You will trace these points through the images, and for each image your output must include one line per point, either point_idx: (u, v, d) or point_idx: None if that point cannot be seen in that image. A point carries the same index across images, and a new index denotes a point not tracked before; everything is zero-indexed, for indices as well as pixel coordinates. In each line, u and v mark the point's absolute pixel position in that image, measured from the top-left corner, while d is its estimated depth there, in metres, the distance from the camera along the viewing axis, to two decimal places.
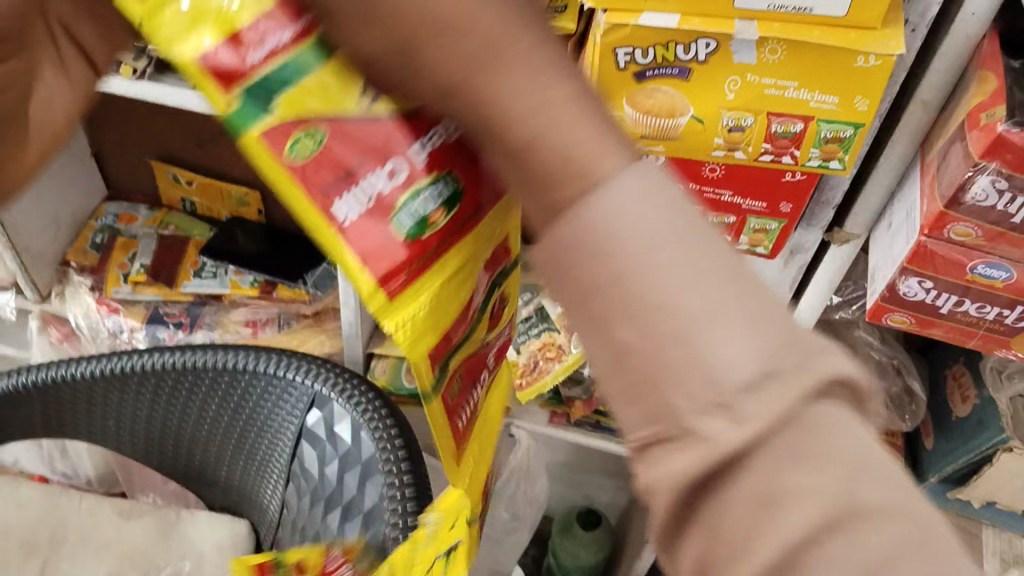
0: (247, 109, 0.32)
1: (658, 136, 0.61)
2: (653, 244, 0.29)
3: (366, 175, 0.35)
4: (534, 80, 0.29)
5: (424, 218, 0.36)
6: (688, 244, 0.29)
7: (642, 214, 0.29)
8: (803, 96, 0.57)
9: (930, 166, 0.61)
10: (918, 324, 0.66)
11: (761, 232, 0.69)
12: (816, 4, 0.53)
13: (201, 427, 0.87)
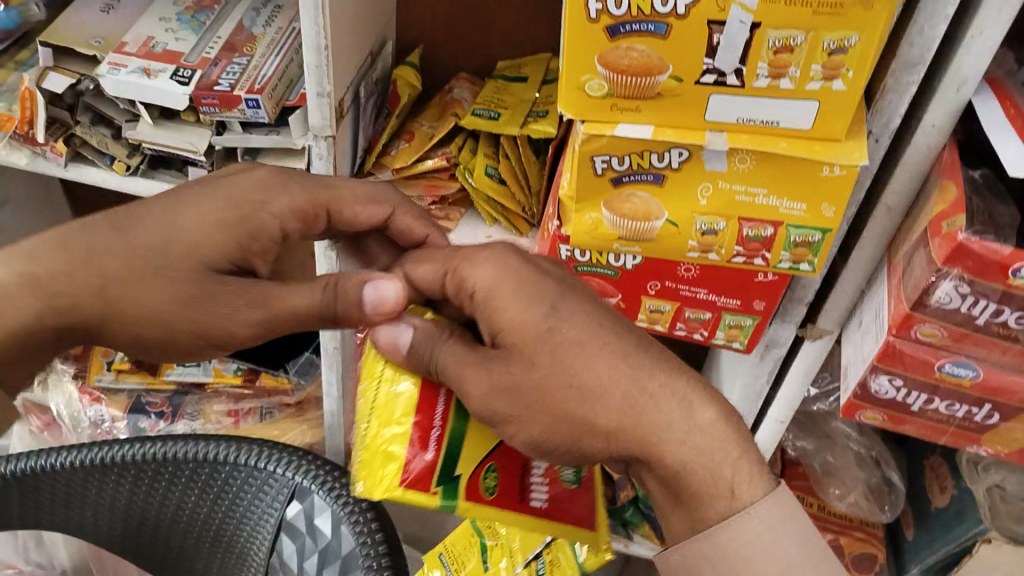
0: (449, 496, 0.54)
1: (634, 238, 0.64)
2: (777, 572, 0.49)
3: (535, 485, 0.58)
4: (678, 427, 0.49)
5: (575, 475, 0.60)
6: (789, 564, 0.49)
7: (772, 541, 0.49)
8: (773, 203, 0.60)
9: (897, 268, 0.63)
10: (891, 421, 0.68)
11: (736, 328, 0.71)
12: (781, 118, 0.56)
13: (178, 517, 0.83)
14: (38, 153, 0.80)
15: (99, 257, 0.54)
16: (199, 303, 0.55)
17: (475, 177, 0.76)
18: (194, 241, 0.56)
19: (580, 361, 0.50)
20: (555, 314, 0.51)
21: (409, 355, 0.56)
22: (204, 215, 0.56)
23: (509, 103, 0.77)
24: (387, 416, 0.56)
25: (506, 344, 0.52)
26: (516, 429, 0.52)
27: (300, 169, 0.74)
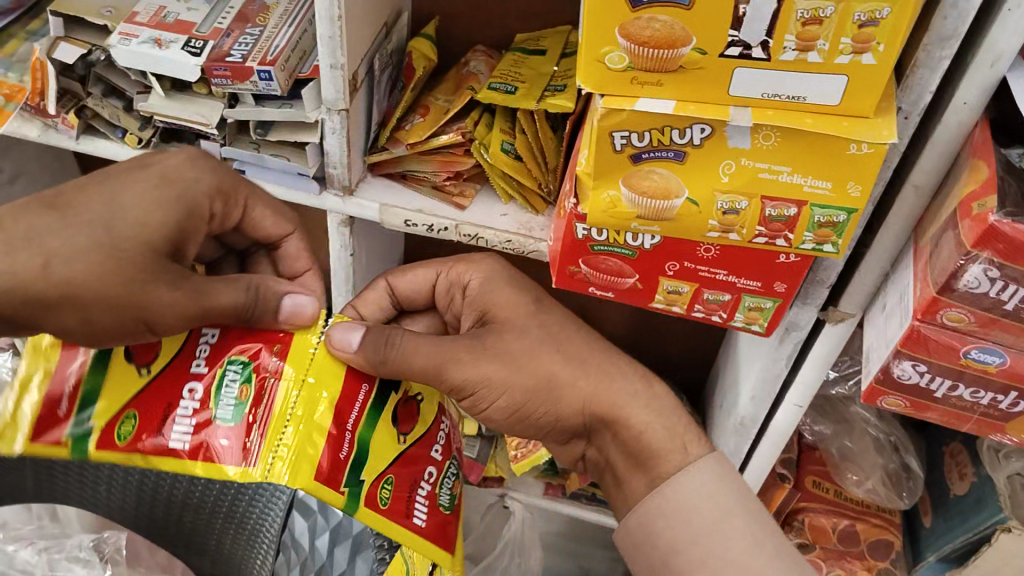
0: (353, 500, 0.60)
1: (653, 217, 0.62)
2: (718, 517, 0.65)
3: (423, 490, 0.65)
4: (633, 396, 0.69)
5: (451, 491, 0.69)
6: (729, 509, 0.65)
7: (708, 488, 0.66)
8: (797, 181, 0.58)
9: (924, 251, 0.61)
10: (913, 407, 0.66)
11: (756, 310, 0.69)
12: (808, 93, 0.55)
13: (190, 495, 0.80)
14: (49, 125, 0.78)
15: (41, 236, 0.56)
16: (144, 285, 0.57)
17: (491, 153, 0.75)
18: (137, 220, 0.58)
19: (559, 347, 0.68)
20: (539, 304, 0.71)
21: (362, 350, 0.62)
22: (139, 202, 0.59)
23: (525, 76, 0.76)
24: (310, 416, 0.59)
25: (497, 321, 0.70)
26: (500, 393, 0.66)
27: (312, 143, 0.72)
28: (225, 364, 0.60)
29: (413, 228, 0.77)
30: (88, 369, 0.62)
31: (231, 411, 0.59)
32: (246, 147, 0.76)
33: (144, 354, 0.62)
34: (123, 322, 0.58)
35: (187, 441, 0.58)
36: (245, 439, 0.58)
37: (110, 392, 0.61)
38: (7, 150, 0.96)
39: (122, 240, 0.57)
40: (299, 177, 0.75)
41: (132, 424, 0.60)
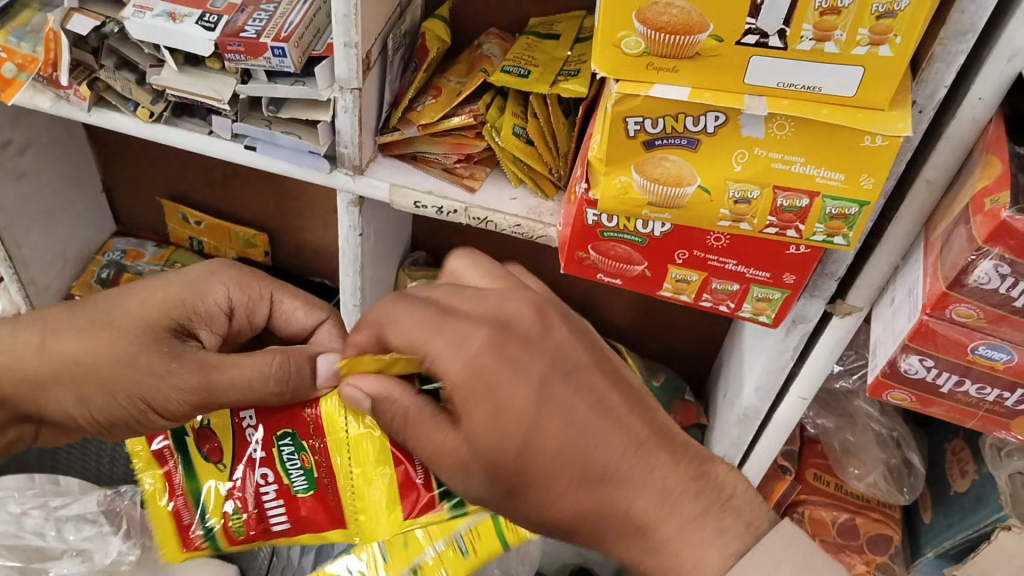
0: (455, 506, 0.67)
1: (664, 204, 0.62)
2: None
3: None
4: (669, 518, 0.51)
5: None
6: None
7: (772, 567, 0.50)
8: (809, 172, 0.58)
9: (934, 247, 0.61)
10: (919, 402, 0.66)
11: (763, 301, 0.69)
12: (824, 84, 0.55)
13: None
14: (61, 96, 0.78)
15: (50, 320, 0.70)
16: (132, 361, 0.66)
17: (503, 136, 0.74)
18: (135, 311, 0.68)
19: (554, 468, 0.50)
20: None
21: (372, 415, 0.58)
22: (145, 313, 0.68)
23: (538, 60, 0.75)
24: (367, 463, 0.68)
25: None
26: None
27: (324, 121, 0.72)
28: (279, 443, 0.70)
29: (422, 209, 0.77)
30: (184, 476, 0.71)
31: (304, 480, 0.70)
32: (258, 123, 0.76)
33: (217, 454, 0.71)
34: (126, 398, 0.67)
35: (286, 516, 0.70)
36: (328, 499, 0.69)
37: (207, 494, 0.71)
38: (17, 121, 0.96)
39: (119, 320, 0.68)
40: (310, 155, 0.75)
41: (237, 517, 0.70)
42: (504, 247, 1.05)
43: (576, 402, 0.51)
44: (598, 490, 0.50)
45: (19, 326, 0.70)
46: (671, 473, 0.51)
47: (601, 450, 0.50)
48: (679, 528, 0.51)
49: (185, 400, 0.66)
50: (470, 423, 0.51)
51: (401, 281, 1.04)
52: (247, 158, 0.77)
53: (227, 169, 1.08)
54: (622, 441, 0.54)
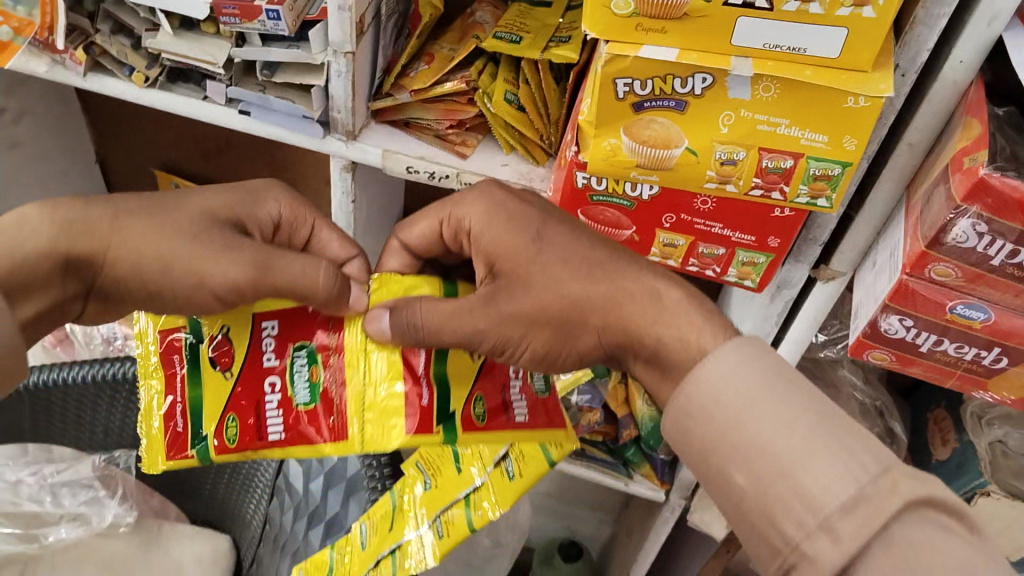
0: (448, 433, 0.62)
1: (652, 166, 0.63)
2: (743, 404, 0.52)
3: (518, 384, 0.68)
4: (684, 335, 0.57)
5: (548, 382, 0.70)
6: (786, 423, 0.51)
7: (731, 378, 0.53)
8: (794, 134, 0.59)
9: (915, 209, 0.63)
10: (899, 362, 0.68)
11: (749, 265, 0.70)
12: (808, 46, 0.56)
13: None
14: (57, 61, 0.79)
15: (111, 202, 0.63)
16: (194, 237, 0.62)
17: (494, 102, 0.75)
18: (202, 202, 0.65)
19: (569, 284, 0.60)
20: (540, 242, 0.62)
21: (393, 333, 0.61)
22: (210, 203, 0.65)
23: (530, 27, 0.76)
24: (377, 378, 0.63)
25: (505, 272, 0.62)
26: (524, 346, 0.61)
27: (317, 86, 0.73)
28: (292, 352, 0.65)
29: (414, 175, 0.78)
30: (188, 376, 0.67)
31: (307, 392, 0.64)
32: (252, 88, 0.76)
33: (223, 355, 0.66)
34: (180, 272, 0.61)
35: (283, 427, 0.63)
36: (329, 413, 0.63)
37: (210, 400, 0.66)
38: (12, 89, 0.97)
39: (184, 207, 0.64)
40: (304, 120, 0.76)
41: (235, 423, 0.64)
42: None
43: (585, 246, 0.61)
44: (606, 286, 0.60)
45: (88, 201, 0.63)
46: (661, 285, 0.60)
47: (605, 273, 0.60)
48: (671, 309, 0.59)
49: (238, 276, 0.61)
50: (504, 260, 0.62)
51: None
52: (242, 123, 0.78)
53: (221, 139, 1.08)
54: (619, 268, 0.61)
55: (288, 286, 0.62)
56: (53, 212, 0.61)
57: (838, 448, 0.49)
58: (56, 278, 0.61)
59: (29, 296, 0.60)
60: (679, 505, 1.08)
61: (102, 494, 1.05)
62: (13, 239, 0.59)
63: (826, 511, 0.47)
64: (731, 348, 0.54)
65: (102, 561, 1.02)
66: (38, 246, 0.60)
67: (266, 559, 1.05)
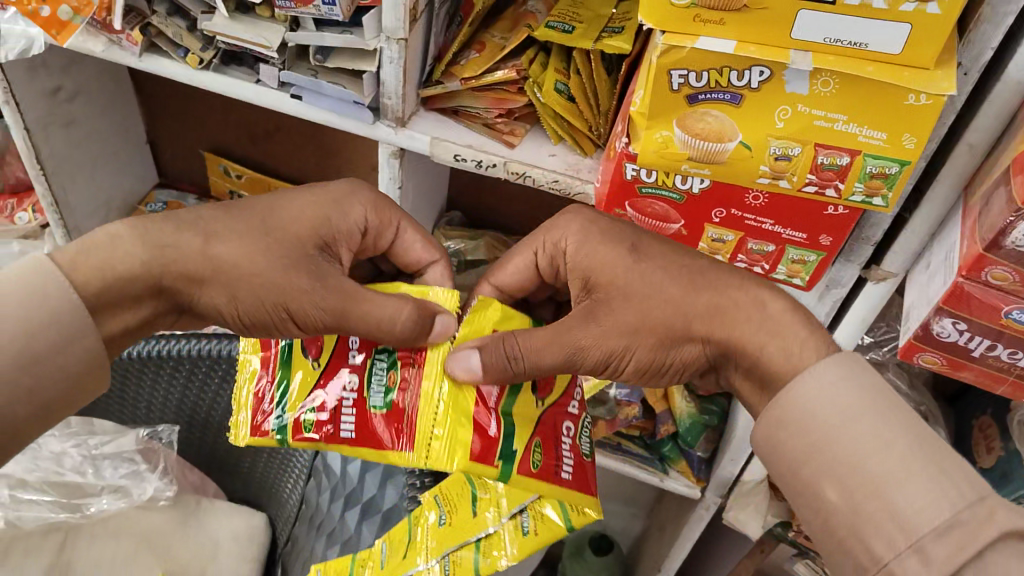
0: (507, 465, 0.64)
1: (704, 159, 0.62)
2: (843, 416, 0.57)
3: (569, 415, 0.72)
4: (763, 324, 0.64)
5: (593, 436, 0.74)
6: (853, 412, 0.57)
7: (830, 392, 0.58)
8: (851, 130, 0.58)
9: (972, 211, 0.61)
10: (949, 366, 0.67)
11: (798, 263, 0.70)
12: (870, 41, 0.55)
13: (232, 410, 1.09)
14: (113, 41, 0.80)
15: (204, 221, 0.66)
16: (284, 274, 0.65)
17: (545, 92, 0.75)
18: (290, 223, 0.67)
19: (666, 296, 0.65)
20: (637, 252, 0.67)
21: (487, 372, 0.62)
22: (305, 221, 0.69)
23: (584, 17, 0.75)
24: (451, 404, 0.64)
25: (599, 288, 0.67)
26: (629, 358, 0.66)
27: (369, 72, 0.73)
28: (374, 355, 0.68)
29: (462, 163, 0.78)
30: (279, 364, 0.70)
31: (383, 398, 0.65)
32: (304, 72, 0.77)
33: (314, 349, 0.69)
34: (265, 305, 0.65)
35: (356, 432, 0.64)
36: (401, 424, 0.64)
37: (296, 386, 0.68)
38: (68, 69, 0.98)
39: (276, 231, 0.67)
40: (355, 106, 0.76)
41: (314, 413, 0.65)
42: (539, 204, 1.06)
43: (686, 256, 0.67)
44: (709, 296, 0.65)
45: (180, 224, 0.66)
46: (765, 293, 0.65)
47: (707, 283, 0.65)
48: (775, 316, 0.64)
49: (322, 318, 0.64)
50: (605, 287, 0.67)
51: (435, 240, 1.05)
52: (293, 107, 0.79)
53: (269, 123, 1.09)
54: (719, 277, 0.66)
55: (372, 325, 0.63)
56: (143, 233, 0.64)
57: (933, 468, 0.53)
58: (147, 297, 0.65)
59: (121, 313, 0.64)
60: (713, 503, 1.07)
61: (143, 468, 1.06)
62: (107, 261, 0.62)
63: (919, 533, 0.51)
64: (829, 364, 0.59)
65: (141, 534, 1.05)
66: (130, 271, 0.63)
67: (301, 538, 1.06)
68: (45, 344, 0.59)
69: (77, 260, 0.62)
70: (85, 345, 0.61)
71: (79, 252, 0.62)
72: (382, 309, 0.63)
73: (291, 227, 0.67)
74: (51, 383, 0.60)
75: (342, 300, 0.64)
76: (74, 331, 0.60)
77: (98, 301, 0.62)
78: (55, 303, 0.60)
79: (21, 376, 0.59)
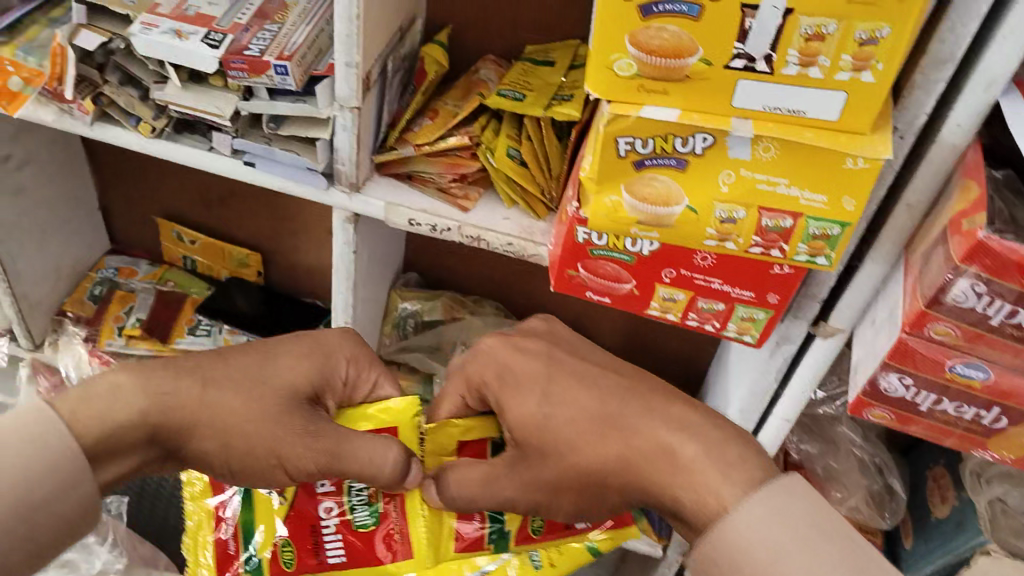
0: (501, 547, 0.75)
1: (652, 223, 0.64)
2: (774, 554, 0.51)
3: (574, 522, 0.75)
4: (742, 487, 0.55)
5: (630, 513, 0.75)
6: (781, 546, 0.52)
7: (765, 522, 0.53)
8: (794, 193, 0.60)
9: (913, 268, 0.63)
10: (899, 420, 0.68)
11: (748, 321, 0.71)
12: (808, 108, 0.57)
13: None
14: (65, 110, 0.80)
15: (204, 367, 0.64)
16: (274, 417, 0.64)
17: (497, 157, 0.76)
18: (283, 375, 0.67)
19: (585, 455, 0.63)
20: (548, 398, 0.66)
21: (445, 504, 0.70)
22: (297, 377, 0.68)
23: (534, 84, 0.77)
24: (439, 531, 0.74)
25: (524, 443, 0.66)
26: (556, 509, 0.67)
27: (322, 139, 0.74)
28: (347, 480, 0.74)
29: (416, 227, 0.79)
30: (239, 502, 0.77)
31: (367, 514, 0.74)
32: (257, 140, 0.77)
33: (273, 487, 0.74)
34: (255, 455, 0.64)
35: (344, 554, 0.74)
36: (390, 540, 0.74)
37: (263, 521, 0.76)
38: (17, 136, 0.98)
39: (269, 377, 0.66)
40: (308, 172, 0.76)
41: (290, 548, 0.75)
42: (494, 265, 1.07)
43: (593, 402, 0.64)
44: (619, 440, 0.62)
45: (178, 372, 0.63)
46: (674, 439, 0.59)
47: (620, 431, 0.62)
48: (689, 467, 0.58)
49: (315, 459, 0.65)
50: (522, 430, 0.66)
51: (392, 301, 1.06)
52: (247, 174, 0.79)
53: (224, 189, 1.09)
54: (631, 423, 0.62)
55: (357, 472, 0.66)
56: (144, 383, 0.61)
57: None
58: (141, 447, 0.60)
59: (111, 462, 0.59)
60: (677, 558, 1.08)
61: (92, 539, 1.07)
62: (105, 411, 0.58)
63: None
64: (765, 490, 0.54)
65: None
66: (131, 420, 0.59)
67: None
68: (43, 495, 0.53)
69: (79, 412, 0.57)
70: (82, 494, 0.55)
71: (77, 401, 0.58)
72: (362, 458, 0.66)
73: (276, 373, 0.67)
74: (40, 526, 0.53)
75: (326, 453, 0.66)
76: (72, 481, 0.54)
77: (98, 451, 0.57)
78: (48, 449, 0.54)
79: (17, 527, 0.52)
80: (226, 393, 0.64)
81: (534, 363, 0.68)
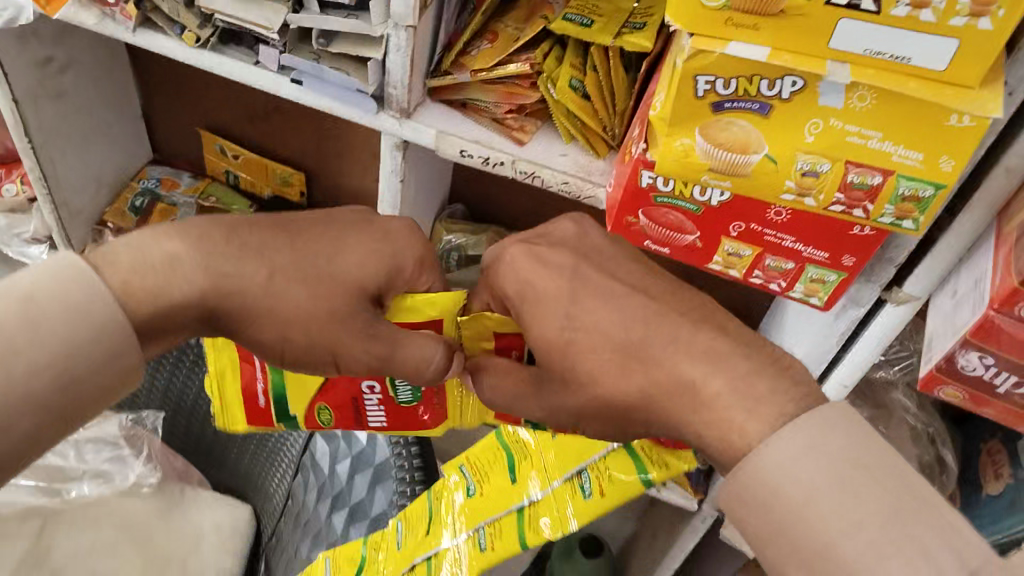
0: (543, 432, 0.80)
1: (726, 171, 0.59)
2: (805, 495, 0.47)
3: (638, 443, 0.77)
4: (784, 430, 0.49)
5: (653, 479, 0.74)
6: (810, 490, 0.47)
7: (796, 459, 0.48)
8: (886, 149, 0.55)
9: (1007, 240, 0.58)
10: (971, 400, 0.63)
11: (817, 283, 0.66)
12: (914, 55, 0.51)
13: None
14: (106, 14, 0.76)
15: (267, 255, 0.59)
16: (338, 320, 0.60)
17: (559, 88, 0.71)
18: (355, 274, 0.61)
19: (605, 386, 0.55)
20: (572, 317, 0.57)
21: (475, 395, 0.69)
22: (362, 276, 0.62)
23: (603, 10, 0.71)
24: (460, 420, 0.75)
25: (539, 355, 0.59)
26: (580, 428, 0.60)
27: (375, 60, 0.69)
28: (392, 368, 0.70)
29: (468, 159, 0.74)
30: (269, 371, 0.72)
31: (409, 393, 0.71)
32: (306, 56, 0.73)
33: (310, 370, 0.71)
34: (312, 354, 0.61)
35: (384, 420, 0.74)
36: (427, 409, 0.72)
37: (293, 391, 0.73)
38: (58, 37, 0.94)
39: (333, 279, 0.60)
40: (358, 94, 0.72)
41: (327, 411, 0.73)
42: (543, 198, 1.02)
43: (617, 327, 0.56)
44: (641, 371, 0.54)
45: (235, 250, 0.58)
46: (696, 374, 0.52)
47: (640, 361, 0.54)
48: (712, 405, 0.51)
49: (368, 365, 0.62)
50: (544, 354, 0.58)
51: (437, 233, 1.03)
52: (294, 92, 0.75)
53: (269, 103, 1.05)
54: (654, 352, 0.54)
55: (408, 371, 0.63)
56: (207, 265, 0.56)
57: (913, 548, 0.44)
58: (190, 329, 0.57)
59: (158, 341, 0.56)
60: (710, 515, 1.05)
61: (126, 452, 1.06)
62: (162, 289, 0.54)
63: None
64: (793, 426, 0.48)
65: (122, 522, 1.04)
66: (188, 301, 0.55)
67: (287, 534, 1.05)
68: (86, 365, 0.52)
69: (132, 288, 0.53)
70: (124, 368, 0.54)
71: (131, 274, 0.54)
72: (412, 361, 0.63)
73: (343, 269, 0.61)
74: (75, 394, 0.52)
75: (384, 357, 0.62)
76: (117, 348, 0.53)
77: (146, 328, 0.54)
78: (102, 321, 0.52)
79: (52, 396, 0.51)
80: (288, 293, 0.58)
81: (559, 278, 0.59)
